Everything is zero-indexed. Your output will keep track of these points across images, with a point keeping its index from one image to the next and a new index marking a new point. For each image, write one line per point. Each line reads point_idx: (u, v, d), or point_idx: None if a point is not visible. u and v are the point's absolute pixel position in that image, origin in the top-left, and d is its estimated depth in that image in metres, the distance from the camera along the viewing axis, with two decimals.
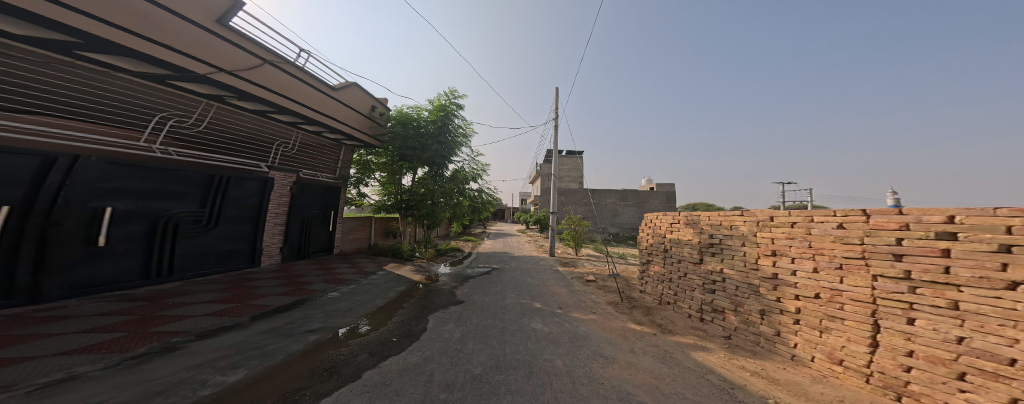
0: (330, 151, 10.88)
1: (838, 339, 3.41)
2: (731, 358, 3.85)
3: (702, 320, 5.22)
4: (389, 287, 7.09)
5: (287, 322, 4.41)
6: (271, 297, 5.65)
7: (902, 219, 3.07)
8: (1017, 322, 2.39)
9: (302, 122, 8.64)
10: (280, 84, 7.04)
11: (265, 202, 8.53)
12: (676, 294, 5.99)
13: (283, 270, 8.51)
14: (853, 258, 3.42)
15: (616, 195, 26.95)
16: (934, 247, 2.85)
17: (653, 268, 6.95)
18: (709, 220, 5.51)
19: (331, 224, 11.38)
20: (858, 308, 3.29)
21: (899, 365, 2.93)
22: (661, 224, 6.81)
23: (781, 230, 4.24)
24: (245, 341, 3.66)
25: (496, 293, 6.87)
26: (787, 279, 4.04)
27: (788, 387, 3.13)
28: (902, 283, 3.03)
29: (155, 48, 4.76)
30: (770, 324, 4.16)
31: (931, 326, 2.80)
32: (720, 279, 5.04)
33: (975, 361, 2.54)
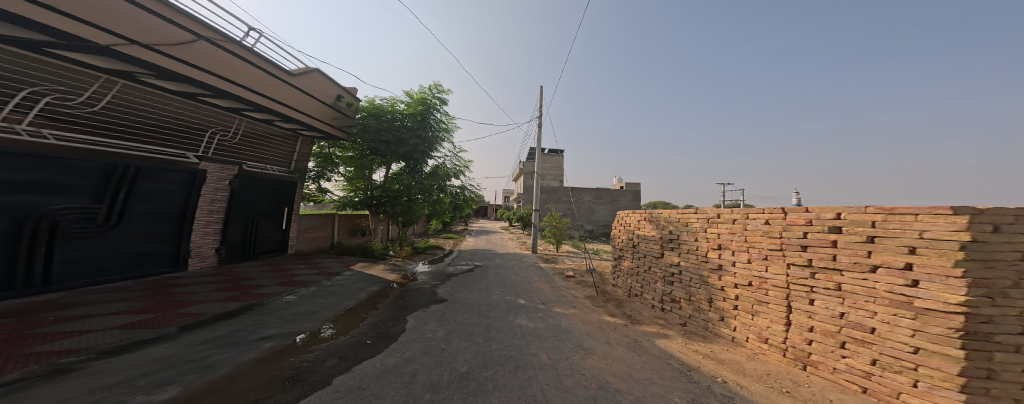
0: (283, 142, 9.85)
1: (764, 320, 3.94)
2: (688, 343, 4.26)
3: (664, 310, 5.70)
4: (359, 288, 6.63)
5: (233, 330, 3.91)
6: (206, 304, 4.95)
7: (808, 216, 3.64)
8: (876, 298, 2.99)
9: (248, 110, 7.64)
10: (218, 64, 6.20)
11: (195, 198, 7.46)
12: (643, 287, 6.45)
13: (218, 272, 7.52)
14: (774, 250, 3.98)
15: (592, 194, 28.12)
16: (826, 238, 3.43)
17: (624, 263, 7.39)
18: (669, 218, 6.00)
19: (285, 221, 10.47)
20: (778, 292, 3.85)
21: (803, 339, 3.51)
22: (630, 221, 7.28)
23: (722, 226, 4.76)
24: (175, 354, 3.17)
25: (477, 291, 6.79)
26: (728, 269, 4.56)
27: (731, 366, 3.57)
28: (806, 270, 3.60)
29: (41, 11, 3.85)
30: (715, 311, 4.67)
31: (824, 304, 3.38)
32: (677, 272, 5.52)
33: (850, 331, 3.13)
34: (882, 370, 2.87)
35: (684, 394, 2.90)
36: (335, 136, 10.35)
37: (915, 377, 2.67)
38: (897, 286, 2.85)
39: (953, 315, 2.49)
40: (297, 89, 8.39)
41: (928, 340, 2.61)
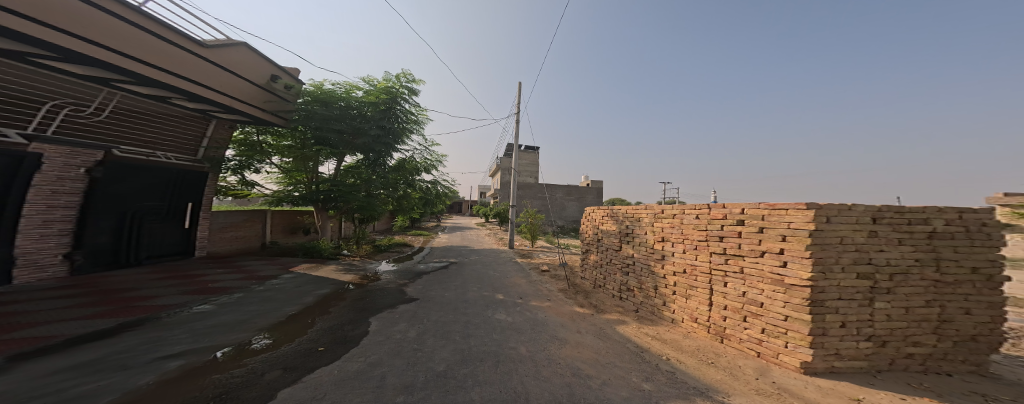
0: (188, 124, 8.27)
1: (694, 302, 4.54)
2: (640, 327, 4.69)
3: (623, 299, 6.15)
4: (308, 293, 5.86)
5: (114, 353, 3.14)
6: (63, 325, 3.88)
7: (722, 211, 4.28)
8: (763, 277, 3.66)
9: (130, 83, 6.14)
10: (83, 24, 4.86)
11: (21, 188, 5.77)
12: (606, 278, 6.87)
13: (70, 284, 5.98)
14: (700, 241, 4.61)
15: (563, 191, 29.19)
16: (734, 229, 4.09)
17: (590, 256, 7.77)
18: (627, 213, 6.43)
19: (185, 220, 8.89)
20: (703, 277, 4.47)
21: (721, 316, 4.12)
22: (595, 217, 7.66)
23: (666, 220, 5.32)
24: (19, 388, 2.42)
25: (449, 288, 6.49)
26: (669, 259, 5.14)
27: (671, 344, 4.04)
28: (721, 256, 4.25)
29: None
30: (661, 297, 5.21)
31: (733, 285, 4.03)
32: (631, 263, 6.03)
33: (749, 306, 3.79)
34: (768, 337, 3.53)
35: (640, 374, 3.18)
36: (272, 123, 9.29)
37: (786, 339, 3.34)
38: (775, 267, 3.54)
39: (807, 287, 3.19)
40: (211, 64, 7.10)
41: (793, 309, 3.29)
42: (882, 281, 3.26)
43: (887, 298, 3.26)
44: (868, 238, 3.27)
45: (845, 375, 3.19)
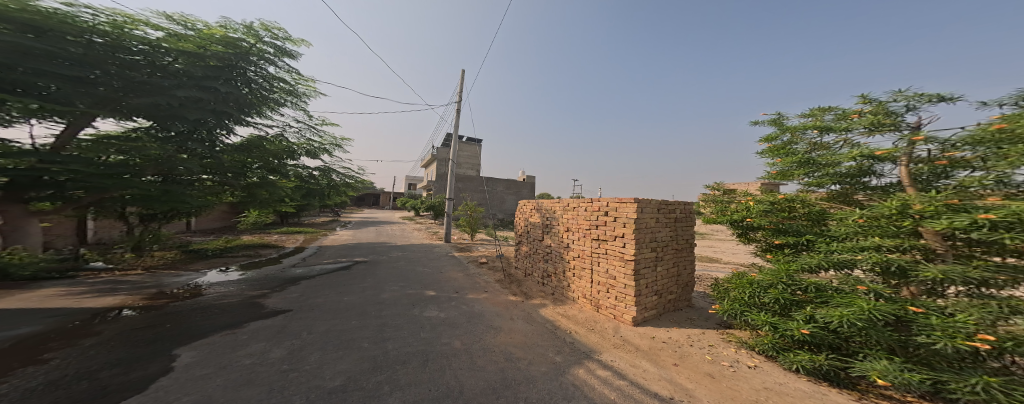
0: None
1: (582, 282, 5.62)
2: (555, 308, 5.47)
3: (519, 290, 6.46)
4: (205, 304, 5.42)
5: None
6: None
7: (600, 203, 5.31)
8: (611, 255, 5.00)
9: None
10: None
11: None
12: (532, 267, 7.29)
13: None
14: (589, 229, 5.50)
15: (504, 184, 29.23)
16: (604, 219, 5.16)
17: (521, 249, 8.07)
18: (546, 208, 6.89)
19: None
20: (586, 260, 5.53)
21: (592, 290, 5.37)
22: (524, 211, 7.87)
23: (568, 212, 6.10)
24: None
25: (347, 292, 6.14)
26: (567, 246, 6.06)
27: (584, 325, 4.72)
28: (598, 242, 5.28)
29: None
30: (565, 280, 6.07)
31: (604, 266, 5.14)
32: (549, 252, 6.63)
33: (613, 280, 4.97)
34: (619, 303, 4.87)
35: (555, 348, 3.76)
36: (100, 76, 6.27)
37: (627, 304, 4.73)
38: (619, 247, 4.86)
39: (632, 261, 4.60)
40: None
41: (629, 280, 4.66)
42: (659, 251, 5.19)
43: (662, 264, 5.24)
44: (657, 222, 5.05)
45: (656, 325, 4.83)
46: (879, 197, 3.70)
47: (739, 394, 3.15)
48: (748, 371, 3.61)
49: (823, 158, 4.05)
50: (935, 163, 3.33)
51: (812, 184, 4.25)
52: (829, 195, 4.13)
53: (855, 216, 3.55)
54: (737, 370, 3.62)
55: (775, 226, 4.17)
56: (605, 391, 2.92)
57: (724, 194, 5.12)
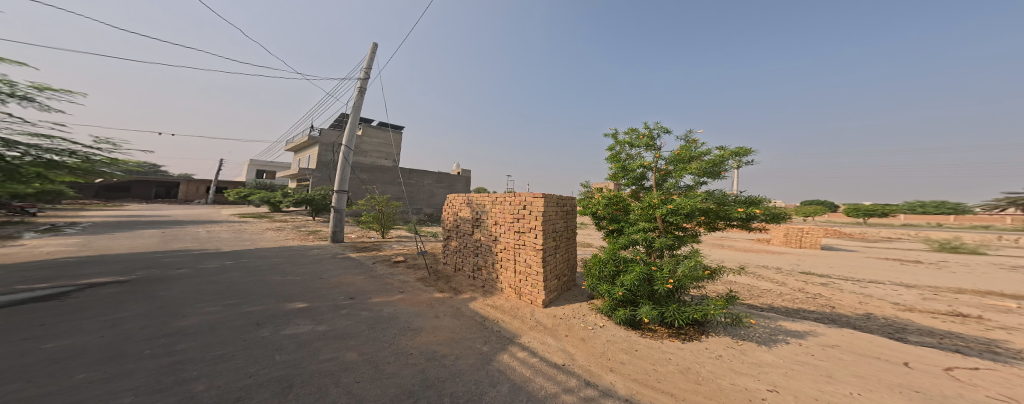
0: None
1: (506, 273, 6.47)
2: (484, 300, 6.07)
3: (455, 286, 6.81)
4: None
5: None
6: None
7: (522, 198, 6.23)
8: (527, 246, 6.05)
9: None
10: None
11: None
12: (463, 262, 7.60)
13: None
14: (513, 223, 6.39)
15: (432, 177, 28.17)
16: (523, 214, 6.17)
17: (449, 243, 8.14)
18: (477, 203, 7.30)
19: None
20: (511, 251, 6.40)
21: (514, 279, 6.30)
22: (454, 204, 7.96)
23: (497, 206, 6.79)
24: None
25: (55, 334, 3.63)
26: (496, 239, 6.76)
27: (509, 313, 5.54)
28: (519, 235, 6.23)
29: None
30: (494, 272, 6.77)
31: (523, 255, 6.13)
32: (478, 245, 7.15)
33: (528, 268, 6.01)
34: (534, 289, 5.96)
35: (483, 340, 4.19)
36: None
37: (538, 289, 5.88)
38: (532, 239, 5.96)
39: (541, 250, 5.78)
40: None
41: (539, 267, 5.81)
42: (557, 240, 6.60)
43: (560, 252, 6.69)
44: (555, 215, 6.52)
45: (557, 304, 6.17)
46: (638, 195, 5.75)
47: (596, 350, 4.35)
48: (604, 331, 5.00)
49: (629, 164, 5.71)
50: (665, 172, 5.45)
51: (620, 182, 5.99)
52: (629, 191, 5.87)
53: (635, 205, 5.38)
54: (597, 332, 4.96)
55: (609, 214, 5.81)
56: (522, 370, 3.50)
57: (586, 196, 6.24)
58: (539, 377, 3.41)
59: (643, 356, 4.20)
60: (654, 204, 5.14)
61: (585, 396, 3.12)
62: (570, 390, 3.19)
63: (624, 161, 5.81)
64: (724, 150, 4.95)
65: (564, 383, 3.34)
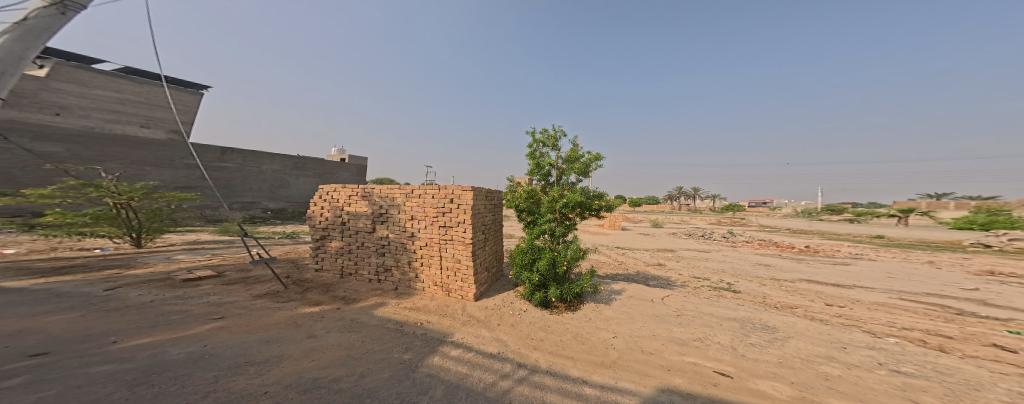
0: None
1: (433, 270, 6.30)
2: (399, 303, 5.69)
3: (349, 293, 6.08)
4: None
5: None
6: None
7: (449, 191, 6.19)
8: (455, 239, 6.08)
9: None
10: None
11: None
12: (361, 264, 6.87)
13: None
14: (435, 217, 6.26)
15: (283, 163, 22.69)
16: (450, 207, 6.15)
17: (334, 243, 7.14)
18: (380, 196, 6.73)
19: None
20: (435, 246, 6.26)
21: (442, 275, 6.23)
22: (342, 197, 7.01)
23: (414, 200, 6.46)
24: None
25: None
26: (416, 235, 6.45)
27: (429, 311, 5.46)
28: (445, 229, 6.17)
29: None
30: (414, 271, 6.50)
31: (451, 249, 6.11)
32: (387, 243, 6.66)
33: (455, 262, 6.08)
34: (464, 283, 6.05)
35: (402, 348, 3.94)
36: None
37: (469, 283, 5.99)
38: (461, 233, 6.03)
39: (471, 244, 5.93)
40: None
41: (469, 261, 5.95)
42: (486, 233, 6.86)
43: (489, 244, 7.01)
44: (483, 208, 6.74)
45: (490, 296, 6.37)
46: (544, 189, 6.25)
47: (519, 331, 4.74)
48: (528, 314, 5.45)
49: (541, 161, 6.18)
50: (561, 170, 6.09)
51: (534, 178, 6.40)
52: (538, 186, 6.31)
53: (544, 198, 5.91)
54: (523, 315, 5.36)
55: (526, 208, 6.18)
56: (456, 368, 3.50)
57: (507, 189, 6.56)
58: (475, 370, 3.47)
59: (556, 331, 4.73)
60: (557, 198, 5.80)
61: (519, 378, 3.33)
62: (506, 376, 3.36)
63: (538, 158, 6.25)
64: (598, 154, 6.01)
65: (499, 371, 3.49)
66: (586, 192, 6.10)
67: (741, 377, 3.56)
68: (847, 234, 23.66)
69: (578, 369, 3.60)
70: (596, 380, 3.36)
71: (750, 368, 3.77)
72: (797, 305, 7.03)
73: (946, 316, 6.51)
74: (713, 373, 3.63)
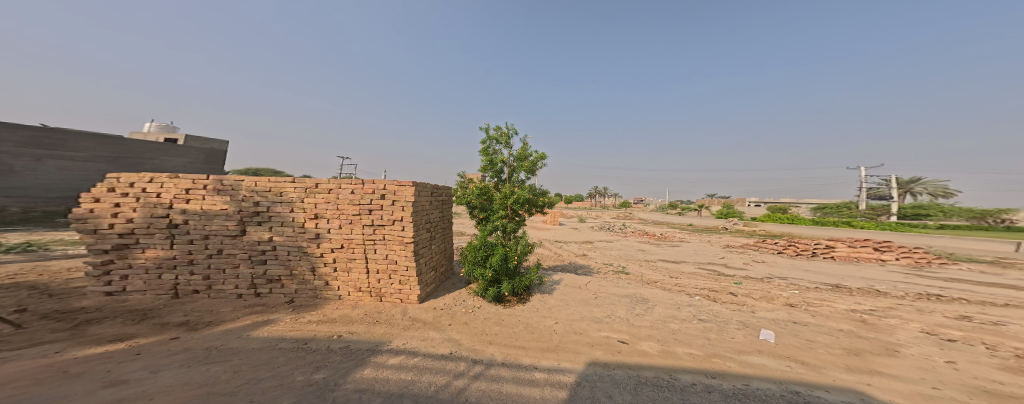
0: None
1: (356, 274, 5.67)
2: (299, 318, 4.83)
3: (199, 316, 4.71)
4: None
5: None
6: None
7: (375, 187, 5.62)
8: (384, 239, 5.60)
9: None
10: None
11: None
12: (218, 276, 5.41)
13: None
14: (353, 215, 5.59)
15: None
16: (379, 204, 5.58)
17: (155, 253, 5.27)
18: (249, 190, 5.45)
19: None
20: (359, 248, 5.63)
21: (375, 279, 5.69)
22: (171, 190, 5.25)
23: (318, 196, 5.57)
24: None
25: None
26: (324, 236, 5.61)
27: (340, 320, 4.84)
28: (371, 228, 5.60)
29: None
30: (320, 278, 5.70)
31: (381, 250, 5.63)
32: (271, 248, 5.52)
33: (383, 264, 5.64)
34: (403, 286, 5.66)
35: (310, 367, 3.40)
36: None
37: (410, 284, 5.63)
38: (398, 231, 5.56)
39: (411, 243, 5.55)
40: None
41: (409, 261, 5.56)
42: (432, 232, 6.56)
43: (435, 242, 6.75)
44: (429, 205, 6.42)
45: (436, 297, 6.12)
46: (497, 186, 6.29)
47: (465, 323, 4.83)
48: (483, 310, 5.46)
49: (494, 158, 6.18)
50: (512, 168, 6.21)
51: (487, 174, 6.37)
52: (491, 182, 6.32)
53: (496, 194, 6.00)
54: (476, 312, 5.33)
55: (479, 204, 6.18)
56: (399, 376, 3.24)
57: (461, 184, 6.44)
58: (423, 374, 3.29)
59: (509, 324, 4.85)
60: (509, 195, 5.95)
61: (474, 374, 3.31)
62: (460, 374, 3.28)
63: (491, 154, 6.22)
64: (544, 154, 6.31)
65: (453, 370, 3.38)
66: (534, 189, 6.39)
67: (632, 342, 4.33)
68: (693, 223, 31.42)
69: (528, 355, 3.84)
70: (544, 364, 3.59)
71: (642, 334, 4.60)
72: (657, 280, 8.79)
73: (732, 277, 9.53)
74: (624, 342, 4.32)
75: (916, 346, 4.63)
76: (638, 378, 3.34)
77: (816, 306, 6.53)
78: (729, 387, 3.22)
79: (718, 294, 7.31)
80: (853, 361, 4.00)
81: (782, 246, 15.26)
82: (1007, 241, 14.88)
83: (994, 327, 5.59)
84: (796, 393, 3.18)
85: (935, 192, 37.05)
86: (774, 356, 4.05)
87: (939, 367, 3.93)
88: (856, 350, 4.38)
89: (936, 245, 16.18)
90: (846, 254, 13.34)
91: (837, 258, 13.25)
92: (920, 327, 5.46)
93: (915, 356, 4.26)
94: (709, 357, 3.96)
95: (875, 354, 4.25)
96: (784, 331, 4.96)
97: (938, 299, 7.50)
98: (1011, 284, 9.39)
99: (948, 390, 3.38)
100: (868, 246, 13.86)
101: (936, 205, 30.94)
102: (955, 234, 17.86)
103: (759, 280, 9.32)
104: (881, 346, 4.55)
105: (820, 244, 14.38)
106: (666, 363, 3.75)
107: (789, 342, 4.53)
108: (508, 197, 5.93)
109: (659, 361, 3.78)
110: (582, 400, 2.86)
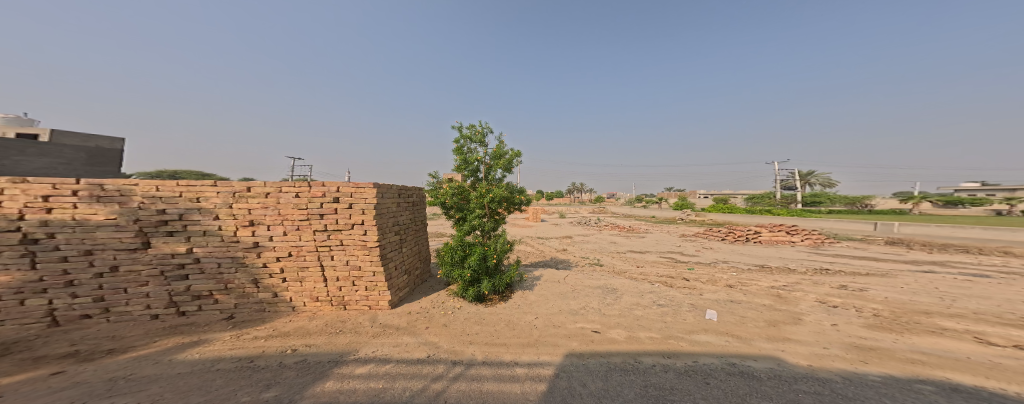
0: None
1: (311, 284, 5.19)
2: (241, 335, 4.28)
3: (94, 345, 3.92)
4: None
5: None
6: None
7: (323, 189, 5.16)
8: (338, 244, 5.19)
9: None
10: None
11: None
12: (117, 296, 4.54)
13: None
14: (300, 220, 5.08)
15: None
16: (330, 209, 5.15)
17: (6, 277, 4.16)
18: (146, 196, 4.62)
19: None
20: (311, 256, 5.14)
21: (336, 287, 5.25)
22: (17, 197, 4.18)
23: (258, 201, 5.00)
24: None
25: None
26: (266, 244, 5.03)
27: (293, 333, 4.38)
28: (323, 234, 5.14)
29: None
30: (266, 289, 5.11)
31: (337, 256, 5.21)
32: (193, 261, 4.80)
33: (339, 271, 5.22)
34: (371, 292, 5.31)
35: (260, 386, 3.04)
36: None
37: (380, 290, 5.32)
38: (360, 235, 5.20)
39: (375, 246, 5.22)
40: None
41: (375, 266, 5.23)
42: (401, 234, 6.25)
43: (406, 244, 6.45)
44: (396, 206, 6.11)
45: (410, 301, 5.85)
46: (473, 184, 6.20)
47: (442, 325, 4.70)
48: (462, 311, 5.34)
49: (469, 156, 6.07)
50: (488, 166, 6.15)
51: (462, 174, 6.25)
52: (467, 181, 6.21)
53: (472, 194, 5.91)
54: (457, 313, 5.22)
55: (456, 204, 6.07)
56: (368, 385, 3.04)
57: (437, 182, 6.29)
58: (397, 381, 3.12)
59: (490, 322, 4.81)
60: (485, 193, 5.89)
61: (454, 375, 3.22)
62: (440, 377, 3.17)
63: (466, 154, 6.11)
64: (518, 152, 6.35)
65: (431, 374, 3.26)
66: (511, 188, 6.39)
67: (604, 330, 4.57)
68: (653, 215, 33.95)
69: (507, 351, 3.87)
70: (525, 359, 3.63)
71: (612, 322, 4.88)
72: (626, 270, 9.36)
73: (685, 264, 10.51)
74: (596, 331, 4.53)
75: (813, 313, 5.55)
76: (608, 364, 3.53)
77: (746, 285, 7.48)
78: (682, 365, 3.55)
79: (674, 280, 8.01)
80: (771, 331, 4.66)
81: (724, 233, 17.20)
82: (868, 221, 18.46)
83: (860, 292, 6.92)
84: (732, 364, 3.60)
85: (824, 184, 44.57)
86: (716, 333, 4.54)
87: (827, 330, 4.76)
88: (773, 321, 5.10)
89: (824, 227, 19.52)
90: (769, 239, 15.44)
91: (764, 242, 15.30)
92: (815, 297, 6.55)
93: (811, 322, 5.11)
94: (665, 339, 4.33)
95: (786, 324, 4.99)
96: (723, 309, 5.60)
97: (827, 272, 9.08)
98: (876, 256, 11.72)
99: (834, 349, 4.10)
100: (783, 230, 16.18)
101: (827, 194, 37.29)
102: (841, 218, 21.57)
103: (709, 265, 10.42)
104: (789, 316, 5.38)
105: (751, 230, 16.44)
106: (630, 348, 4.02)
107: (728, 319, 5.12)
108: (485, 194, 5.89)
109: (626, 347, 4.04)
110: (561, 392, 2.94)
